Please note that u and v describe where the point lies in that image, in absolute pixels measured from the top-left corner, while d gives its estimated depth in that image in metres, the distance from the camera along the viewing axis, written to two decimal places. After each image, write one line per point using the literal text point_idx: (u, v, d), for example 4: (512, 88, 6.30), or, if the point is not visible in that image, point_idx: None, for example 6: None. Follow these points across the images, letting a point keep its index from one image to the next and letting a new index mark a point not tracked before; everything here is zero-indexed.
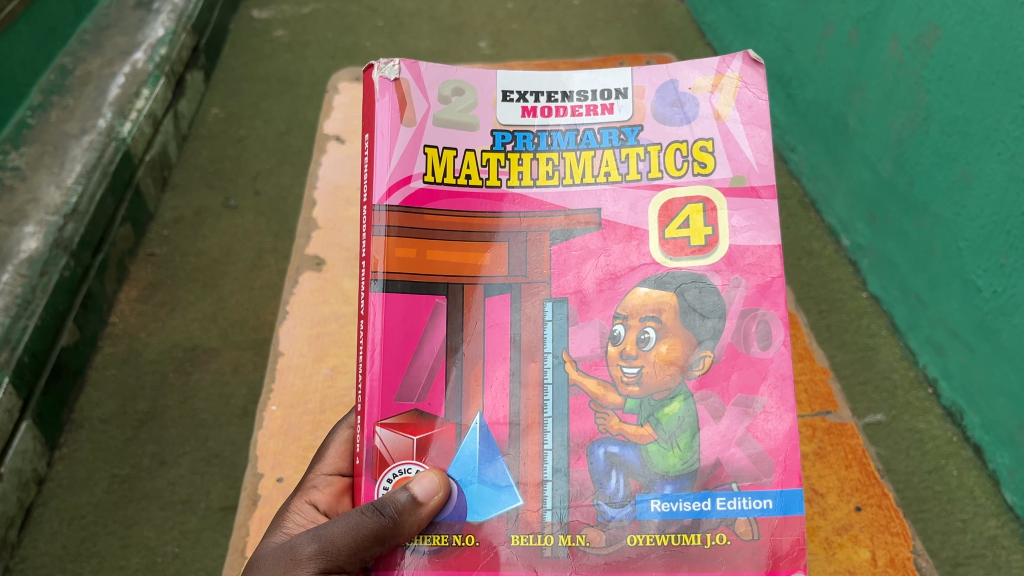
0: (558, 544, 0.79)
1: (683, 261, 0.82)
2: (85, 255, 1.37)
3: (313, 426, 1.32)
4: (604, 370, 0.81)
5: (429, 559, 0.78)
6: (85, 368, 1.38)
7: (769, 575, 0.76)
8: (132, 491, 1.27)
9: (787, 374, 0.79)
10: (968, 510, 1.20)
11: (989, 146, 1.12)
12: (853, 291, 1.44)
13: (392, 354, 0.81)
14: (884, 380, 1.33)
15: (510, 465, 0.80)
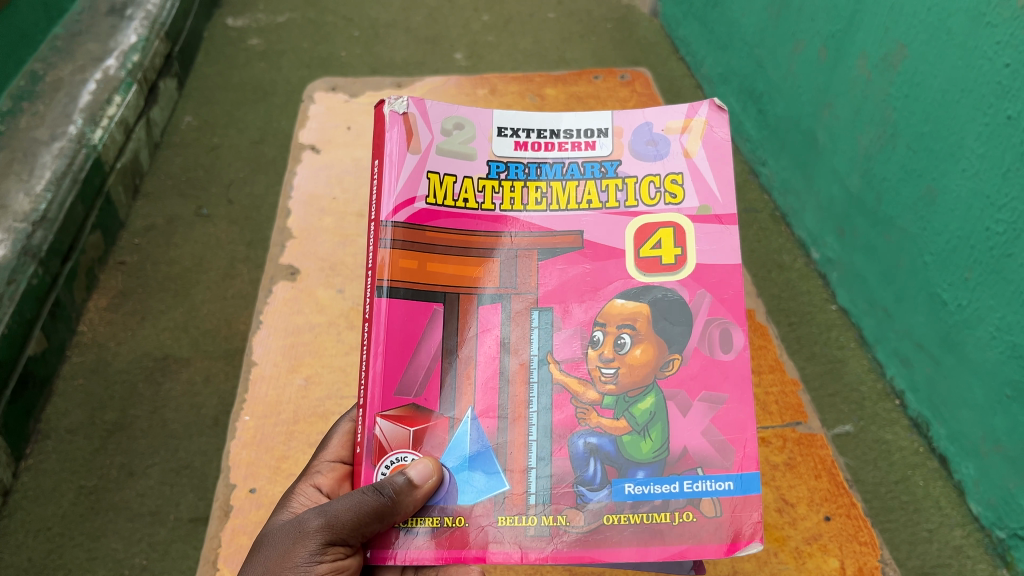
0: (540, 524, 0.78)
1: (656, 278, 0.83)
2: (54, 263, 1.36)
3: (286, 437, 1.30)
4: (583, 370, 0.82)
5: (421, 541, 0.78)
6: (52, 378, 1.36)
7: (730, 549, 0.77)
8: (99, 503, 1.25)
9: (747, 375, 0.80)
10: (934, 520, 1.21)
11: (953, 163, 1.14)
12: (822, 303, 1.46)
13: (393, 352, 0.80)
14: (852, 392, 1.35)
15: (499, 454, 0.80)
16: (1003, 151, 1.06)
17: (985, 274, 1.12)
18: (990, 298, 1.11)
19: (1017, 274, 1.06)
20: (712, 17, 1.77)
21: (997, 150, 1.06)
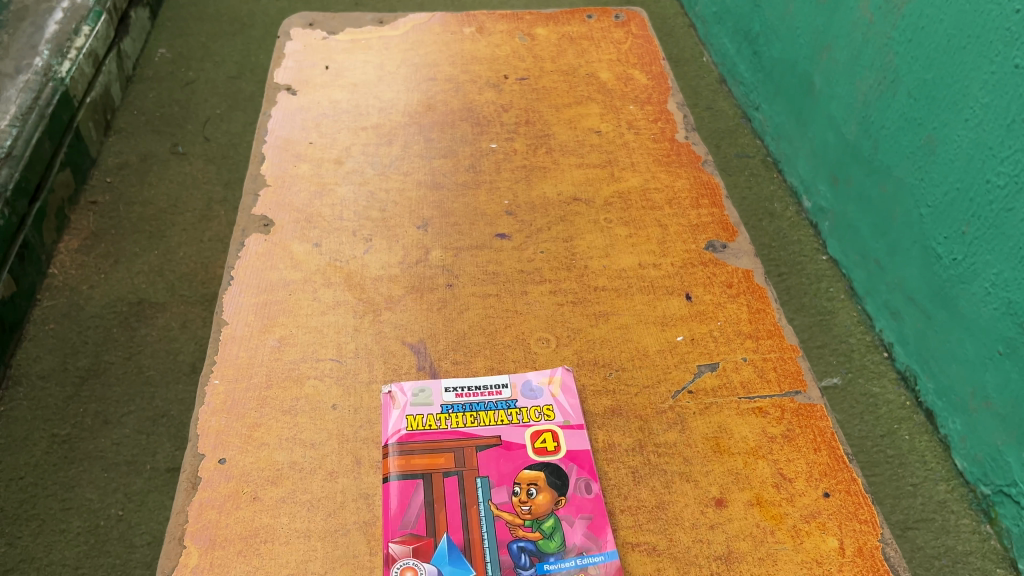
0: (529, 514, 0.68)
1: (634, 323, 0.86)
2: (20, 204, 1.12)
3: None
4: (559, 400, 0.78)
5: (425, 533, 0.66)
6: (23, 321, 1.12)
7: (720, 506, 0.70)
8: (75, 451, 1.00)
9: (724, 382, 0.81)
10: (918, 474, 1.05)
11: (956, 112, 1.00)
12: (813, 254, 1.34)
13: (400, 408, 0.76)
14: (840, 343, 1.19)
15: (490, 458, 0.72)
16: (1008, 102, 0.92)
17: (985, 229, 0.96)
18: (988, 251, 0.96)
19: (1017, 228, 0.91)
20: None
21: (1003, 100, 0.92)
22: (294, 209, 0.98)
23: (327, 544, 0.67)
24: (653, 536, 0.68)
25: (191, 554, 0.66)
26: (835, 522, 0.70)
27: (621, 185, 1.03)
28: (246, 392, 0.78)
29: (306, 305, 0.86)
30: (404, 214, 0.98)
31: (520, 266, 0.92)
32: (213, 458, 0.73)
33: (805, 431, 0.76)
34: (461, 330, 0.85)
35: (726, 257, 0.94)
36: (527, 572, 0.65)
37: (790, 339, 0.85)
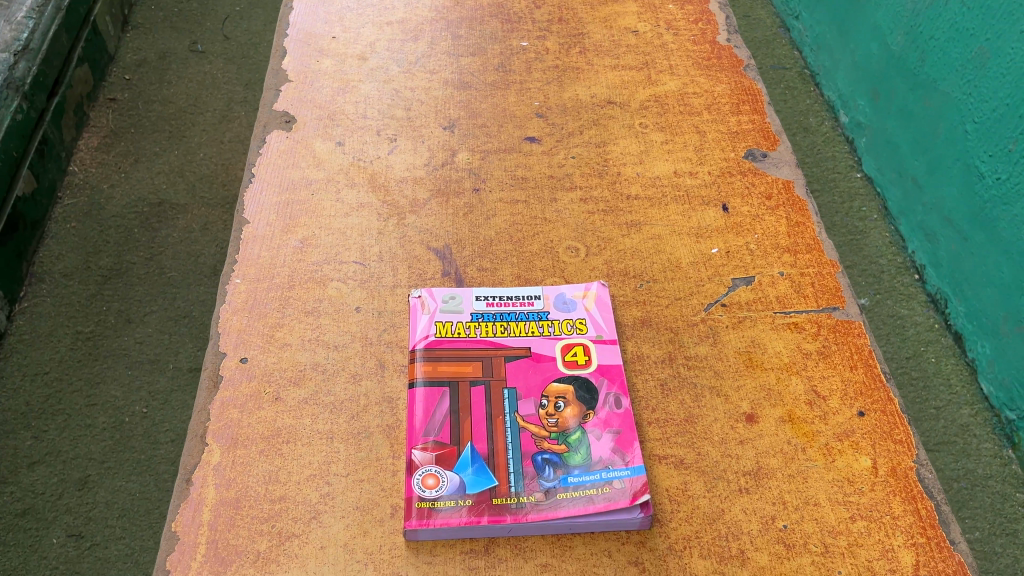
0: (555, 426, 0.66)
1: (665, 233, 0.83)
2: (40, 98, 0.96)
3: (281, 305, 0.75)
4: (594, 313, 0.75)
5: (450, 440, 0.65)
6: (44, 222, 0.96)
7: (748, 421, 0.69)
8: (99, 349, 0.86)
9: (758, 298, 0.78)
10: (942, 397, 0.83)
11: (1010, 22, 0.81)
12: (847, 171, 1.04)
13: (431, 316, 0.73)
14: (871, 264, 0.94)
15: (518, 368, 0.70)
16: None
17: None
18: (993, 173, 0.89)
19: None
20: None
21: None
22: (317, 106, 0.94)
23: (350, 447, 0.66)
24: (681, 450, 0.67)
25: (213, 452, 0.65)
26: (869, 442, 0.68)
27: (658, 89, 0.98)
28: (269, 291, 0.76)
29: (329, 205, 0.84)
30: (430, 114, 0.94)
31: (550, 170, 0.89)
32: (236, 357, 0.71)
33: (842, 349, 0.74)
34: (488, 236, 0.82)
35: (767, 167, 0.90)
36: (551, 484, 0.62)
37: (830, 254, 0.82)
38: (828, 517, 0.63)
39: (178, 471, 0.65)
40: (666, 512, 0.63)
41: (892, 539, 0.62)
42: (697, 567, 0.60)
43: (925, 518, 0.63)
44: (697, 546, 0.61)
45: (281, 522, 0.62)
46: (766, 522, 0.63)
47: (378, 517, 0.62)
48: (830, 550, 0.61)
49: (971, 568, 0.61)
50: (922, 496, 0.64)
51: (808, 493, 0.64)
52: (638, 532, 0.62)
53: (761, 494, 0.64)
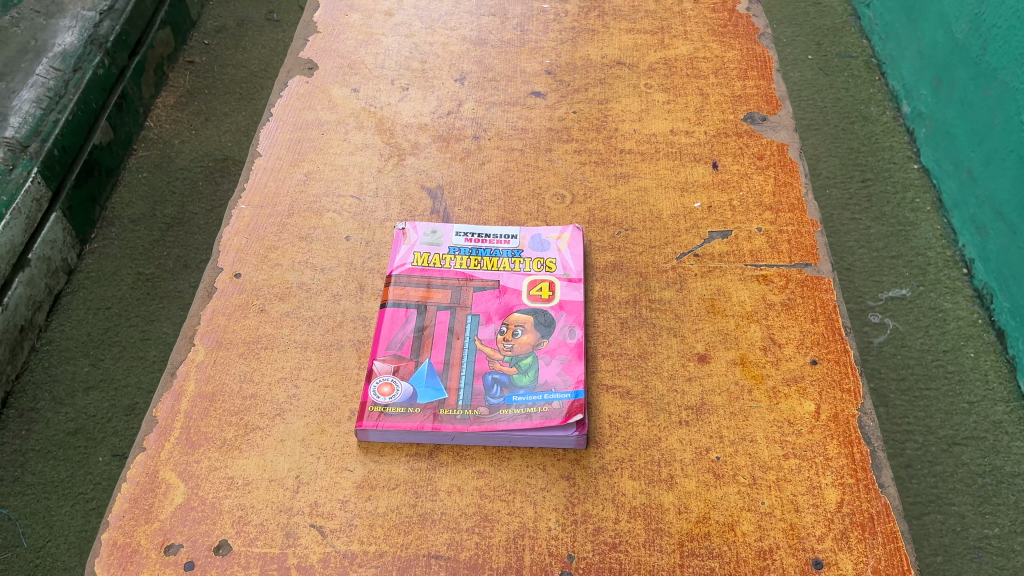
0: (507, 350, 0.70)
1: (650, 186, 0.86)
2: (121, 56, 1.37)
3: (281, 230, 0.81)
4: (564, 253, 0.78)
5: (408, 355, 0.70)
6: (118, 170, 1.43)
7: (700, 361, 0.71)
8: (156, 289, 1.32)
9: (730, 250, 0.80)
10: (977, 393, 1.16)
11: None
12: (903, 162, 1.43)
13: (409, 248, 0.78)
14: (917, 256, 1.31)
15: (482, 298, 0.74)
16: None
17: None
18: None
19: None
20: None
21: None
22: (339, 55, 1.00)
23: (321, 356, 0.71)
24: (629, 382, 0.70)
25: (198, 351, 0.72)
26: (817, 388, 0.69)
27: (668, 53, 1.00)
28: (270, 218, 0.82)
29: (336, 145, 0.89)
30: (444, 66, 0.99)
31: (551, 122, 0.92)
32: (230, 273, 0.78)
33: (807, 301, 0.75)
34: (480, 180, 0.86)
35: (764, 130, 0.91)
36: (496, 400, 0.67)
37: (812, 214, 0.83)
38: (761, 453, 0.65)
39: (165, 366, 0.71)
40: (604, 436, 0.66)
41: (821, 477, 0.64)
42: (626, 486, 0.64)
43: (858, 461, 0.65)
44: (629, 468, 0.65)
45: (249, 416, 0.68)
46: (700, 452, 0.65)
47: (336, 419, 0.67)
48: (759, 483, 0.64)
49: (896, 510, 0.62)
50: (859, 441, 0.66)
51: (746, 430, 0.67)
52: (575, 450, 0.65)
53: (700, 427, 0.67)
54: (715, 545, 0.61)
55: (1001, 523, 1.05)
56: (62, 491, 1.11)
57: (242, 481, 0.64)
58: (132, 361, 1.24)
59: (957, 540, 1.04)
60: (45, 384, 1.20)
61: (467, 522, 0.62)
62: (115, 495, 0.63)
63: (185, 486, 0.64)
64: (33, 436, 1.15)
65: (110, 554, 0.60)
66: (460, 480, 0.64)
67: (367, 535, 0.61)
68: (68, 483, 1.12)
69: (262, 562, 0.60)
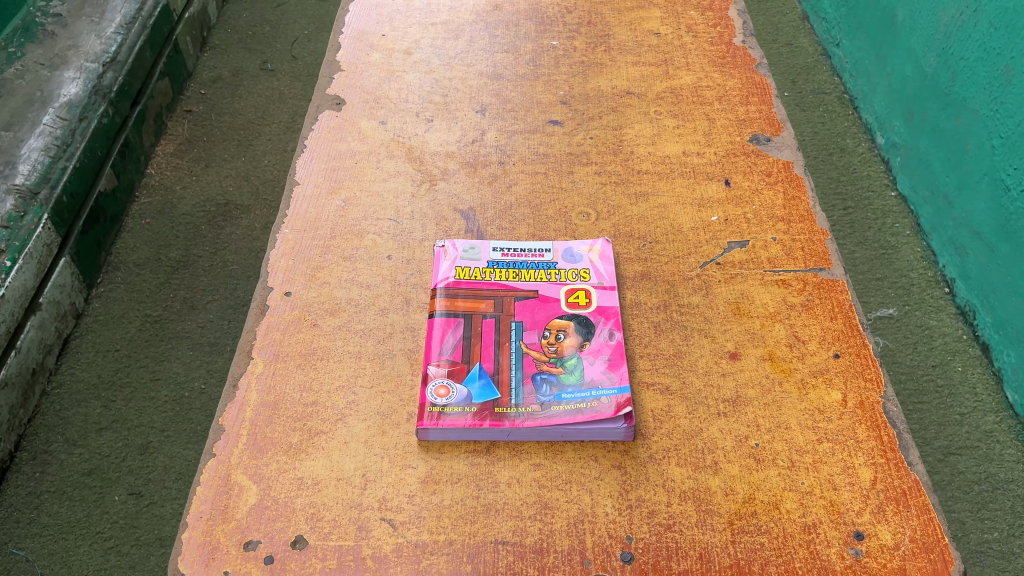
0: (553, 354, 0.74)
1: (668, 203, 0.91)
2: (123, 105, 0.91)
3: (325, 250, 0.86)
4: (596, 263, 0.83)
5: (459, 361, 0.74)
6: (121, 217, 0.90)
7: (731, 358, 0.76)
8: (166, 330, 0.80)
9: (749, 257, 0.85)
10: (967, 403, 0.75)
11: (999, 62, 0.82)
12: (880, 188, 0.95)
13: (450, 265, 0.83)
14: (900, 279, 0.86)
15: (525, 307, 0.78)
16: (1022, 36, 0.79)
17: None
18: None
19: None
20: None
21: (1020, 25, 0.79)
22: (364, 92, 1.05)
23: (376, 364, 0.76)
24: (667, 379, 0.74)
25: (257, 364, 0.76)
26: (842, 379, 0.74)
27: (674, 82, 1.07)
28: (313, 240, 0.87)
29: (370, 172, 0.94)
30: (465, 100, 1.05)
31: (571, 147, 0.98)
32: (281, 291, 0.82)
33: (825, 302, 0.81)
34: (509, 202, 0.92)
35: (769, 150, 0.98)
36: (546, 398, 0.71)
37: (821, 224, 0.89)
38: (796, 438, 0.70)
39: (226, 378, 0.75)
40: (649, 428, 0.71)
41: (853, 458, 0.69)
42: (674, 472, 0.68)
43: (886, 443, 0.70)
44: (676, 456, 0.69)
45: (312, 421, 0.71)
46: (740, 440, 0.70)
47: (396, 421, 0.71)
48: (797, 465, 0.68)
49: (925, 485, 0.67)
50: (885, 425, 0.71)
51: (781, 418, 0.71)
52: (622, 442, 0.70)
53: (737, 417, 0.72)
54: (763, 522, 0.65)
55: (1000, 524, 0.66)
56: (80, 531, 0.66)
57: (312, 481, 0.67)
58: None
59: None
60: (56, 425, 0.72)
61: (529, 510, 0.65)
62: (190, 498, 0.67)
63: (256, 487, 0.67)
64: (47, 478, 0.69)
65: (191, 552, 0.63)
66: (519, 473, 0.68)
67: (436, 525, 0.64)
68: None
69: (338, 554, 0.63)
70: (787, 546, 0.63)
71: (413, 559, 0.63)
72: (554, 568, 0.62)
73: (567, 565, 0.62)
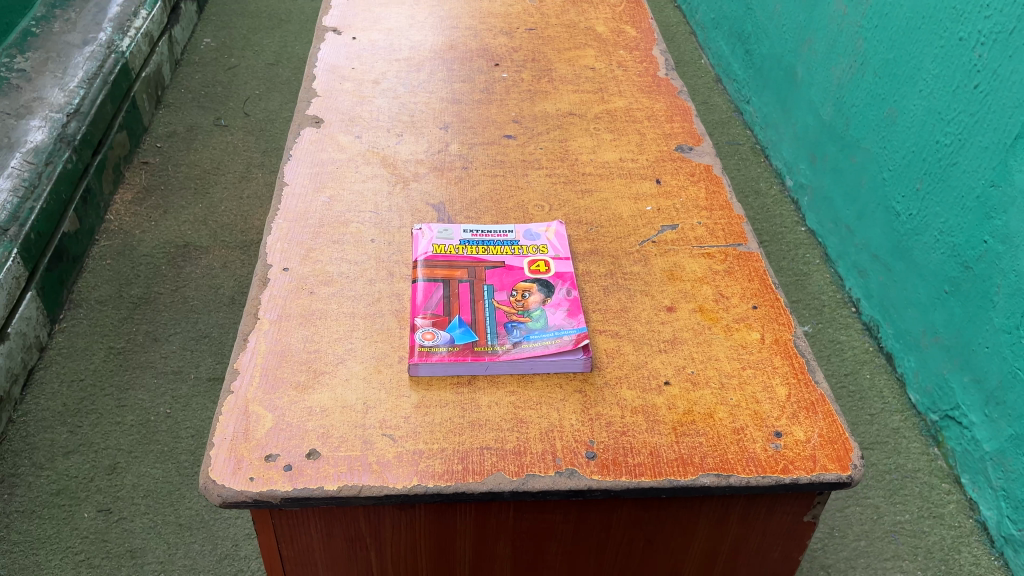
0: (521, 306, 0.88)
1: (607, 197, 1.07)
2: None
3: (315, 235, 0.98)
4: (549, 239, 0.98)
5: (443, 315, 0.87)
6: None
7: (668, 311, 0.91)
8: None
9: (678, 236, 1.01)
10: None
11: (980, 157, 1.37)
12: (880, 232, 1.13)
13: (430, 244, 0.96)
14: None
15: (494, 273, 0.92)
16: None
17: (993, 220, 1.33)
18: (936, 205, 1.48)
19: (957, 179, 1.42)
20: (786, 83, 2.05)
21: None
22: (340, 113, 1.19)
23: (368, 321, 0.88)
24: (616, 327, 0.89)
25: (264, 323, 0.87)
26: (759, 323, 0.90)
27: (609, 106, 1.25)
28: (304, 228, 0.99)
29: (351, 175, 1.08)
30: (430, 119, 1.20)
31: (524, 155, 1.14)
32: (280, 267, 0.94)
33: (743, 268, 0.97)
34: (473, 198, 1.06)
35: (692, 156, 1.15)
36: (517, 339, 0.84)
37: (738, 211, 1.05)
38: (725, 367, 0.85)
39: (237, 334, 0.86)
40: (603, 362, 0.84)
41: (772, 379, 0.83)
42: (625, 393, 0.81)
43: (797, 367, 0.85)
44: (626, 381, 0.82)
45: (316, 364, 0.83)
46: (678, 369, 0.84)
47: (390, 362, 0.83)
48: (726, 385, 0.83)
49: (829, 396, 0.82)
50: (795, 354, 0.86)
51: (711, 352, 0.86)
52: (581, 372, 0.83)
53: (675, 352, 0.86)
54: (701, 427, 0.78)
55: None
56: None
57: (320, 408, 0.78)
58: (110, 426, 1.40)
59: (878, 528, 1.31)
60: None
61: (507, 424, 0.78)
62: (214, 425, 0.76)
63: (272, 415, 0.77)
64: None
65: (219, 464, 0.73)
66: (497, 397, 0.80)
67: (429, 437, 0.76)
68: (55, 539, 1.23)
69: (347, 462, 0.74)
70: (721, 443, 0.77)
71: (411, 462, 0.74)
72: (531, 465, 0.74)
73: (542, 462, 0.74)
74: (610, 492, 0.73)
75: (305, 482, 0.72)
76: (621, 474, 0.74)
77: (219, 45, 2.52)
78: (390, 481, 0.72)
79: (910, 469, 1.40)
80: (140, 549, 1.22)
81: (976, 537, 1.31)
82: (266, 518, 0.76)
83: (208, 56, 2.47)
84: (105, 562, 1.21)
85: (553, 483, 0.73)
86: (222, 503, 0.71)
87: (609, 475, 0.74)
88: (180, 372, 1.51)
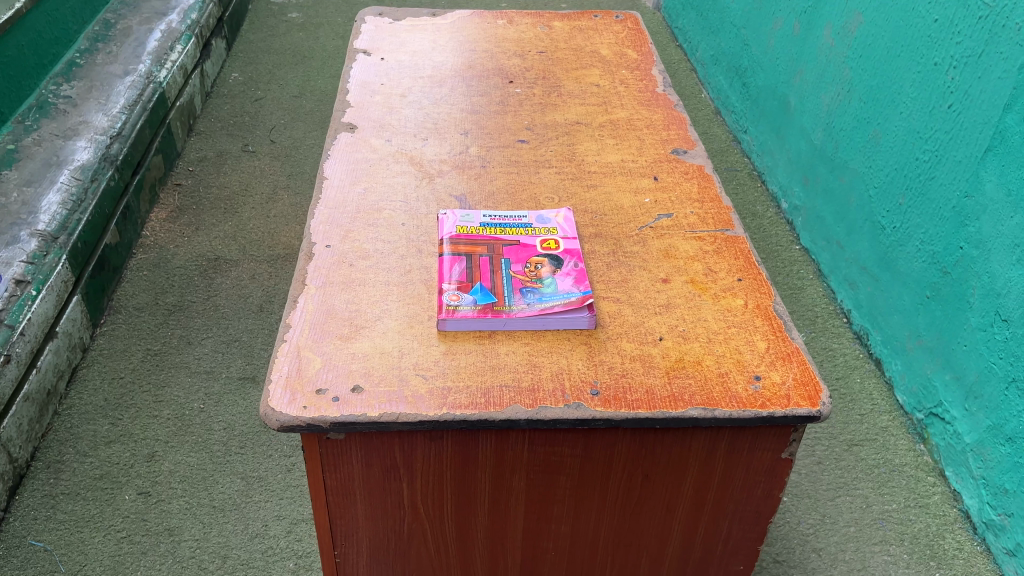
0: (534, 274, 1.01)
1: (610, 192, 1.20)
2: None
3: (353, 219, 1.12)
4: (558, 223, 1.11)
5: (467, 282, 0.99)
6: None
7: (663, 282, 1.04)
8: None
9: (673, 222, 1.14)
10: None
11: (953, 170, 1.50)
12: None
13: (455, 226, 1.09)
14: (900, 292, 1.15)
15: (511, 249, 1.05)
16: None
17: (967, 227, 1.45)
18: (917, 217, 1.60)
19: (935, 192, 1.55)
20: (779, 111, 2.20)
21: None
22: (372, 121, 1.34)
23: (401, 288, 1.00)
24: (617, 294, 1.01)
25: (310, 287, 1.00)
26: (744, 292, 1.02)
27: (612, 116, 1.39)
28: (343, 213, 1.13)
29: (383, 172, 1.22)
30: (452, 126, 1.34)
31: (536, 157, 1.28)
32: (323, 245, 1.07)
33: (730, 249, 1.10)
34: (491, 191, 1.19)
35: (686, 158, 1.29)
36: (531, 300, 0.97)
37: (726, 203, 1.19)
38: (712, 325, 0.97)
39: (288, 296, 0.98)
40: (605, 322, 0.97)
41: (754, 335, 0.96)
42: (625, 345, 0.94)
43: (775, 326, 0.97)
44: (626, 336, 0.95)
45: (357, 320, 0.95)
46: (672, 327, 0.97)
47: (421, 320, 0.96)
48: (713, 340, 0.95)
49: (803, 349, 0.94)
50: (774, 316, 0.99)
51: (700, 314, 0.98)
52: (586, 329, 0.95)
53: (669, 313, 0.98)
54: (691, 372, 0.91)
55: None
56: None
57: (362, 354, 0.91)
58: (147, 419, 1.52)
59: (865, 515, 1.41)
60: None
61: (522, 368, 0.90)
62: (272, 366, 0.89)
63: (320, 359, 0.90)
64: None
65: (277, 395, 0.85)
66: (513, 347, 0.93)
67: (456, 378, 0.88)
68: (99, 517, 1.34)
69: (386, 395, 0.86)
70: (708, 384, 0.89)
71: (441, 396, 0.86)
72: (544, 399, 0.86)
73: (553, 397, 0.87)
74: (612, 422, 0.85)
75: (351, 409, 0.84)
76: (622, 407, 0.86)
77: (246, 79, 2.69)
78: (424, 410, 0.84)
79: (897, 462, 1.51)
80: (178, 528, 1.33)
81: (960, 525, 1.40)
82: (314, 446, 0.88)
83: (236, 88, 2.64)
84: (146, 539, 1.31)
85: (563, 413, 0.85)
86: (280, 427, 0.83)
87: (611, 407, 0.86)
88: (213, 372, 1.63)
